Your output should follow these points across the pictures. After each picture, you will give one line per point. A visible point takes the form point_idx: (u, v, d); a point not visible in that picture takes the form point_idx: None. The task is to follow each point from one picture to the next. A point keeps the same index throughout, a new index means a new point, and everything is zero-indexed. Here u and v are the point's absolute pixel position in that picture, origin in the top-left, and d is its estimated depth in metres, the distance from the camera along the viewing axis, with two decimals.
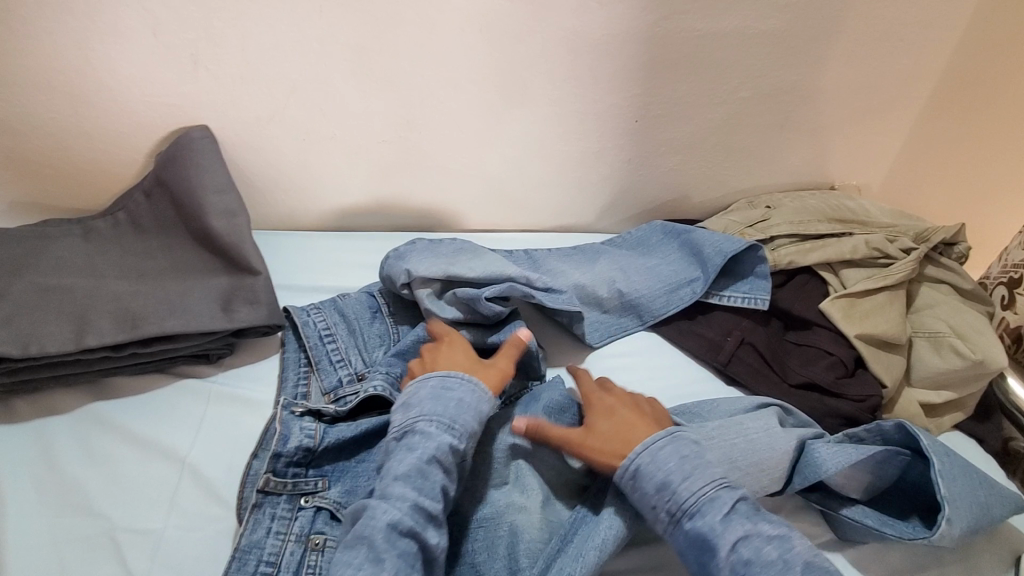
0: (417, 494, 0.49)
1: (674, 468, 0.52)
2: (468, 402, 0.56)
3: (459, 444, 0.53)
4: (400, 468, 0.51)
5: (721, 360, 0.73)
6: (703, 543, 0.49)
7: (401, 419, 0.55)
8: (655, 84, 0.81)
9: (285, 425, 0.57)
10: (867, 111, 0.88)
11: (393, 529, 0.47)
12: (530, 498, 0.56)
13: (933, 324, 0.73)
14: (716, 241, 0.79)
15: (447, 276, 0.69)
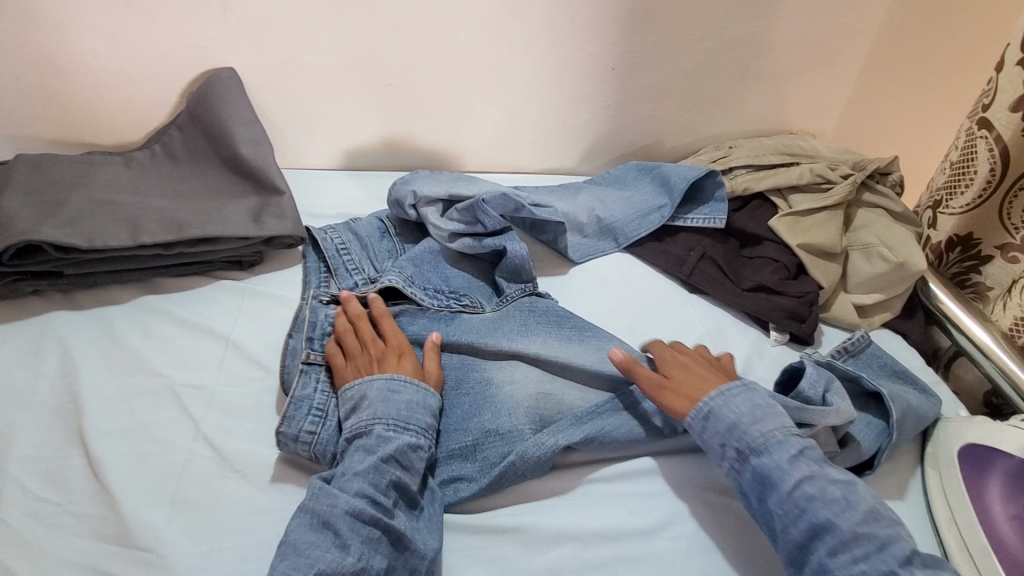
0: (374, 488, 0.53)
1: (747, 419, 0.59)
2: (412, 401, 0.60)
3: (414, 442, 0.57)
4: (359, 464, 0.54)
5: (685, 272, 0.84)
6: (766, 477, 0.56)
7: (356, 422, 0.58)
8: (628, 34, 0.92)
9: (313, 313, 0.67)
10: (818, 62, 1.00)
11: (354, 518, 0.51)
12: (524, 377, 0.66)
13: (866, 238, 0.85)
14: (682, 171, 0.90)
15: (449, 196, 0.81)
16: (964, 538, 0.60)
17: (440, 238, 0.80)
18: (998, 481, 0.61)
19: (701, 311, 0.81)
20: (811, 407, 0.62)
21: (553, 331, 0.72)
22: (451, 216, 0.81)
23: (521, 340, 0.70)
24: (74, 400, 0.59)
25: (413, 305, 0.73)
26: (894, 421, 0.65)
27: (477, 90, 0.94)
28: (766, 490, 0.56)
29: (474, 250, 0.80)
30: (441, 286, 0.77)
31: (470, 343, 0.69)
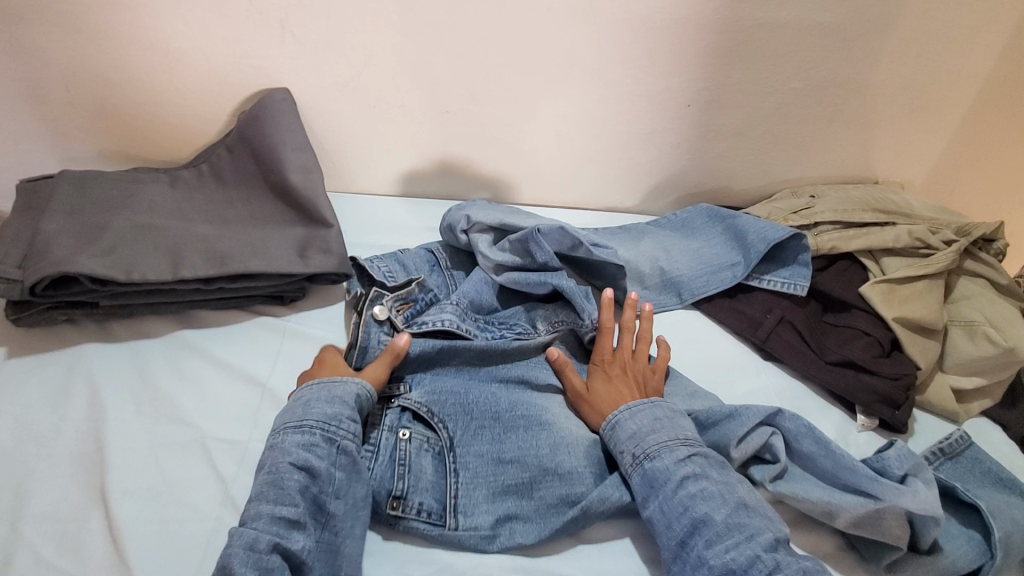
0: (273, 505, 0.49)
1: (640, 429, 0.58)
2: (325, 397, 0.56)
3: (320, 441, 0.53)
4: (260, 486, 0.50)
5: (760, 337, 0.76)
6: (656, 481, 0.55)
7: (269, 440, 0.54)
8: (709, 70, 0.84)
9: (366, 334, 0.65)
10: (916, 108, 0.90)
11: (250, 548, 0.45)
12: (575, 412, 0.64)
13: (969, 313, 0.76)
14: (761, 228, 0.81)
15: (502, 225, 0.76)
16: None
17: (486, 268, 0.74)
18: None
19: (776, 383, 0.73)
20: (881, 479, 0.56)
21: None
22: (503, 246, 0.74)
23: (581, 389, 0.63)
24: (98, 449, 0.55)
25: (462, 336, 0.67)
26: (997, 538, 0.54)
27: (540, 121, 0.88)
28: (652, 493, 0.55)
29: (521, 287, 0.72)
30: (492, 320, 0.72)
31: (519, 375, 0.66)
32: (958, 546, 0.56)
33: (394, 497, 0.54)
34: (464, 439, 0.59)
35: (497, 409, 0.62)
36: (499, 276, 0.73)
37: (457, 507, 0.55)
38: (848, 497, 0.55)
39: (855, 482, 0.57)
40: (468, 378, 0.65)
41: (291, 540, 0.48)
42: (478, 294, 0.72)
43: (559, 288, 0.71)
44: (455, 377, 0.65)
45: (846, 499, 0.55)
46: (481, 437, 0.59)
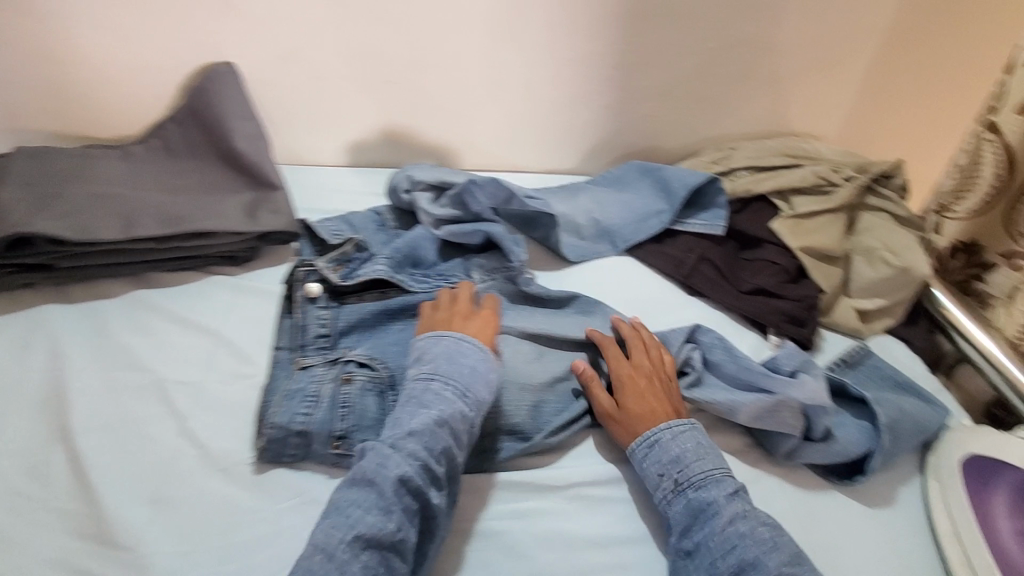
0: (427, 454, 0.51)
1: (683, 453, 0.57)
2: (479, 373, 0.58)
3: (466, 409, 0.55)
4: (458, 433, 0.54)
5: (684, 274, 0.83)
6: (702, 511, 0.54)
7: (418, 377, 0.57)
8: (631, 32, 0.91)
9: (302, 314, 0.67)
10: (822, 62, 0.98)
11: (402, 483, 0.50)
12: (511, 350, 0.65)
13: (868, 243, 0.83)
14: (683, 176, 0.89)
15: (441, 182, 0.82)
16: (968, 555, 0.56)
17: (426, 223, 0.79)
18: (1003, 498, 0.57)
19: (700, 314, 0.80)
20: (775, 375, 0.63)
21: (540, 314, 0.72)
22: (443, 203, 0.80)
23: (516, 321, 0.68)
24: (62, 394, 0.59)
25: (398, 287, 0.72)
26: (879, 422, 0.62)
27: (476, 87, 0.94)
28: (694, 523, 0.54)
29: (458, 238, 0.78)
30: (429, 271, 0.76)
31: None
32: (848, 434, 0.63)
33: (336, 438, 0.56)
34: (404, 377, 0.61)
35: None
36: (437, 229, 0.79)
37: None
38: (749, 395, 0.63)
39: (753, 382, 0.64)
40: (410, 325, 0.69)
41: (427, 492, 0.51)
42: (412, 248, 0.76)
43: (491, 236, 0.77)
44: (393, 331, 0.68)
45: (746, 397, 0.62)
46: None
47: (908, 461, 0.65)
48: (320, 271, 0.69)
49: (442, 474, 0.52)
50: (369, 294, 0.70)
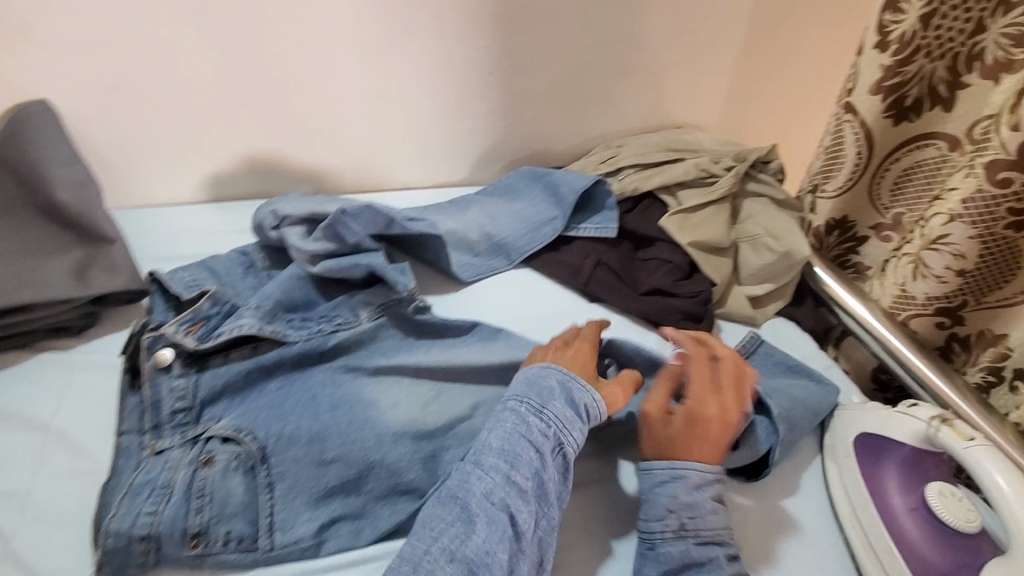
0: (508, 469, 0.52)
1: (697, 503, 0.55)
2: (568, 392, 0.57)
3: (542, 425, 0.55)
4: (541, 445, 0.54)
5: (582, 281, 0.81)
6: (694, 564, 0.52)
7: (514, 395, 0.57)
8: (501, 35, 0.87)
9: (154, 387, 0.57)
10: (694, 53, 0.99)
11: (488, 495, 0.50)
12: (402, 394, 0.60)
13: (752, 229, 0.85)
14: (570, 180, 0.87)
15: (312, 214, 0.74)
16: (866, 533, 0.55)
17: (301, 261, 0.69)
18: (894, 471, 0.57)
19: (601, 321, 0.78)
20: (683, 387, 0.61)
21: (434, 347, 0.67)
22: (316, 236, 0.71)
23: (405, 359, 0.63)
24: None
25: (273, 339, 0.62)
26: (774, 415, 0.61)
27: (346, 104, 0.87)
28: (682, 569, 0.52)
29: (337, 274, 0.69)
30: (310, 315, 0.67)
31: (343, 364, 0.62)
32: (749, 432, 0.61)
33: (192, 535, 0.49)
34: (279, 445, 0.53)
35: (316, 410, 0.56)
36: (313, 266, 0.69)
37: (272, 525, 0.50)
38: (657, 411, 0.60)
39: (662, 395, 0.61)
40: (291, 379, 0.60)
41: (519, 507, 0.50)
42: (283, 291, 0.67)
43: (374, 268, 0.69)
44: (268, 391, 0.59)
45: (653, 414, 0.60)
46: (297, 441, 0.53)
47: (808, 447, 0.65)
48: (170, 336, 0.59)
49: (543, 486, 0.52)
50: (237, 351, 0.61)
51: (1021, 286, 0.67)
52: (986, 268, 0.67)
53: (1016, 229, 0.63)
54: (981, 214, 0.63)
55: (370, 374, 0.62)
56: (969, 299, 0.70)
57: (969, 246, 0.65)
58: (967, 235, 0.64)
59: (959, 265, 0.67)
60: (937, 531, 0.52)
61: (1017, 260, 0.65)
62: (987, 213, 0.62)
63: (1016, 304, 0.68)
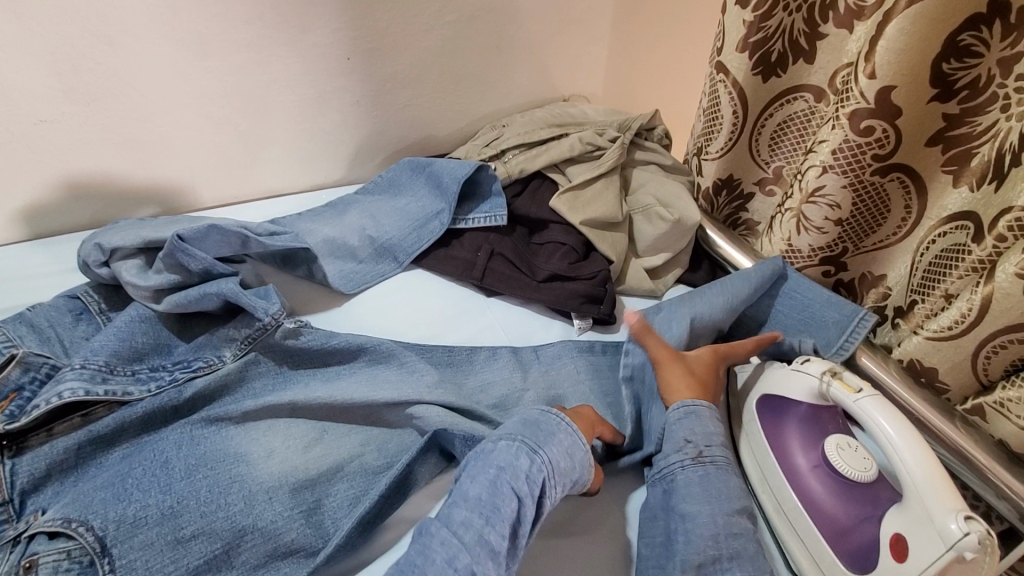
0: (484, 524, 0.45)
1: (712, 434, 0.55)
2: (568, 435, 0.53)
3: (533, 470, 0.49)
4: (525, 492, 0.47)
5: (477, 276, 0.75)
6: (715, 486, 0.51)
7: (501, 438, 0.51)
8: (352, 16, 0.78)
9: None
10: (569, 22, 0.95)
11: (449, 560, 0.43)
12: (277, 442, 0.53)
13: (643, 200, 0.83)
14: (452, 168, 0.80)
15: (147, 243, 0.63)
16: (778, 501, 0.55)
17: (143, 298, 0.61)
18: (794, 427, 0.57)
19: (500, 316, 0.74)
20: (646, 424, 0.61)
21: (314, 377, 0.59)
22: (157, 267, 0.62)
23: (277, 396, 0.56)
24: None
25: (111, 401, 0.54)
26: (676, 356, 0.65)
27: (180, 106, 0.75)
28: (700, 493, 0.50)
29: (190, 308, 0.60)
30: (163, 363, 0.58)
31: (205, 415, 0.54)
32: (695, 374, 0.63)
33: None
34: (121, 532, 0.45)
35: (166, 479, 0.49)
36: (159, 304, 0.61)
37: None
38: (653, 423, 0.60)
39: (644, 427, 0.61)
40: (139, 444, 0.53)
41: (489, 571, 0.43)
42: (121, 340, 0.57)
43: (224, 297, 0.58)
44: (110, 467, 0.50)
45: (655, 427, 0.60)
46: (145, 522, 0.46)
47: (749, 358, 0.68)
48: None
49: (516, 545, 0.46)
50: (63, 423, 0.52)
51: (893, 227, 0.66)
52: (858, 215, 0.67)
53: (882, 174, 0.63)
54: (850, 163, 0.62)
55: (237, 424, 0.54)
56: (849, 244, 0.70)
57: (843, 196, 0.65)
58: (840, 185, 0.64)
59: (836, 215, 0.66)
60: (839, 485, 0.52)
61: (884, 203, 0.65)
62: (855, 161, 0.62)
63: (889, 247, 0.68)
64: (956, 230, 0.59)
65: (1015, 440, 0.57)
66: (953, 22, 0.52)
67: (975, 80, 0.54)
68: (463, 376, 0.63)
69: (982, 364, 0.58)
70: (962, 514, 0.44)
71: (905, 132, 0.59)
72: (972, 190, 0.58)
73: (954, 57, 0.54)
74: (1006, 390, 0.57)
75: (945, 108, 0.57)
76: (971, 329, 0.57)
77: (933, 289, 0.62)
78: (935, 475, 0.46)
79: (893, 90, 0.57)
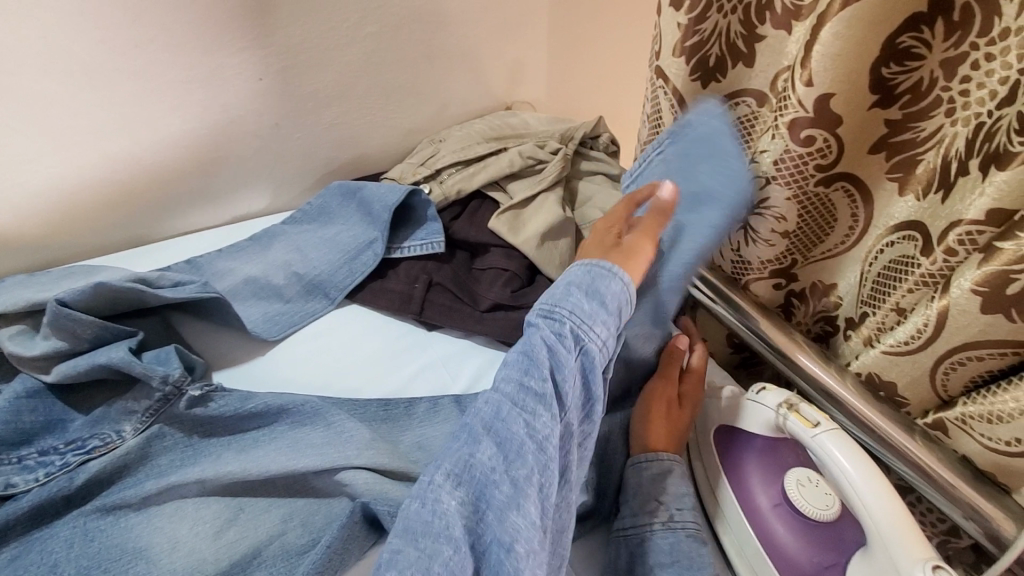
0: (522, 375, 0.46)
1: (685, 497, 0.52)
2: (595, 292, 0.52)
3: (560, 321, 0.50)
4: (556, 344, 0.48)
5: (415, 309, 0.70)
6: (686, 557, 0.48)
7: (534, 309, 0.52)
8: (259, 33, 0.71)
9: None
10: (504, 26, 0.89)
11: (496, 412, 0.45)
12: (184, 529, 0.48)
13: (591, 214, 0.78)
14: (382, 193, 0.74)
15: (31, 306, 0.56)
16: (739, 541, 0.52)
17: (25, 368, 0.53)
18: (753, 459, 0.54)
19: (441, 352, 0.68)
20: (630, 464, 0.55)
21: (229, 447, 0.53)
22: (43, 332, 0.54)
23: (188, 473, 0.50)
24: None
25: None
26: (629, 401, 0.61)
27: (69, 143, 0.67)
28: (670, 564, 0.48)
29: (82, 378, 0.53)
30: (53, 444, 0.52)
31: (101, 503, 0.49)
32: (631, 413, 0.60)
33: None
34: None
35: None
36: (48, 374, 0.53)
37: None
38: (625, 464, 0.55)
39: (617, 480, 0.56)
40: (22, 544, 0.46)
41: (537, 413, 0.45)
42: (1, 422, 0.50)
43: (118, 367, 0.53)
44: None
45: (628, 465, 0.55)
46: None
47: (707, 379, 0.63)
48: None
49: (561, 388, 0.47)
50: None
51: (840, 238, 0.63)
52: (805, 225, 0.63)
53: (826, 184, 0.60)
54: (792, 173, 0.59)
55: (138, 509, 0.49)
56: (797, 256, 0.67)
57: (788, 208, 0.61)
58: (785, 196, 0.61)
59: (783, 227, 0.63)
60: (801, 524, 0.49)
61: (830, 212, 0.62)
62: (798, 172, 0.59)
63: (838, 256, 0.64)
64: (904, 240, 0.56)
65: (979, 457, 0.55)
66: (893, 24, 0.49)
67: (918, 82, 0.51)
68: (399, 432, 0.58)
69: (941, 379, 0.56)
70: (930, 564, 0.41)
71: (846, 142, 0.56)
72: (919, 200, 0.55)
73: (894, 61, 0.51)
74: (967, 406, 0.54)
75: (887, 114, 0.54)
76: (932, 341, 0.54)
77: (882, 302, 0.59)
78: (899, 520, 0.43)
79: (831, 97, 0.53)
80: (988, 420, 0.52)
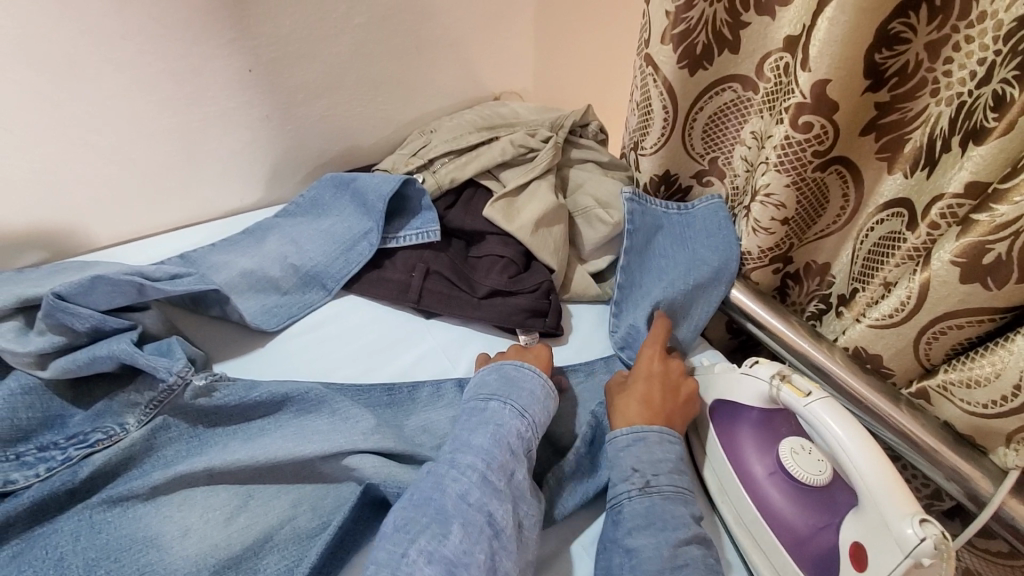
0: (488, 466, 0.48)
1: (660, 462, 0.53)
2: (539, 393, 0.56)
3: (523, 423, 0.53)
4: (518, 445, 0.51)
5: (413, 298, 0.70)
6: (661, 520, 0.49)
7: (488, 398, 0.55)
8: (248, 23, 0.70)
9: None
10: (490, 17, 0.90)
11: (463, 496, 0.46)
12: (193, 518, 0.48)
13: (583, 201, 0.79)
14: (376, 184, 0.75)
15: (24, 302, 0.55)
16: (738, 511, 0.54)
17: (23, 364, 0.52)
18: (747, 432, 0.56)
19: (441, 338, 0.69)
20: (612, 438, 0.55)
21: (234, 438, 0.54)
22: (39, 328, 0.54)
23: (197, 460, 0.51)
24: None
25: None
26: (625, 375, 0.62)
27: (54, 136, 0.66)
28: (647, 526, 0.49)
29: (81, 373, 0.53)
30: (54, 440, 0.51)
31: (107, 496, 0.48)
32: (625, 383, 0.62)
33: None
34: None
35: None
36: (45, 370, 0.53)
37: None
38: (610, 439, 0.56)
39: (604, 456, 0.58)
40: (28, 540, 0.46)
41: (499, 505, 0.46)
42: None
43: (120, 359, 0.52)
44: None
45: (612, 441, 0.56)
46: None
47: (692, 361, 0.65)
48: None
49: (518, 487, 0.49)
50: None
51: (833, 217, 0.65)
52: (803, 211, 0.65)
53: (823, 169, 0.61)
54: (792, 162, 0.60)
55: (147, 501, 0.49)
56: (795, 241, 0.68)
57: (788, 195, 0.62)
58: (785, 184, 0.61)
59: (782, 215, 0.64)
60: (796, 490, 0.52)
61: (823, 195, 0.64)
62: (797, 160, 0.60)
63: (832, 234, 0.67)
64: (892, 217, 0.59)
65: (961, 421, 0.57)
66: (885, 11, 0.50)
67: (904, 66, 0.53)
68: (404, 416, 0.59)
69: (924, 349, 0.58)
70: (918, 518, 0.43)
71: (842, 127, 0.57)
72: (907, 176, 0.57)
73: (885, 46, 0.53)
74: (948, 373, 0.57)
75: (876, 97, 0.56)
76: (911, 317, 0.57)
77: (872, 278, 0.62)
78: (889, 476, 0.45)
79: (827, 84, 0.54)
80: (967, 385, 0.55)
